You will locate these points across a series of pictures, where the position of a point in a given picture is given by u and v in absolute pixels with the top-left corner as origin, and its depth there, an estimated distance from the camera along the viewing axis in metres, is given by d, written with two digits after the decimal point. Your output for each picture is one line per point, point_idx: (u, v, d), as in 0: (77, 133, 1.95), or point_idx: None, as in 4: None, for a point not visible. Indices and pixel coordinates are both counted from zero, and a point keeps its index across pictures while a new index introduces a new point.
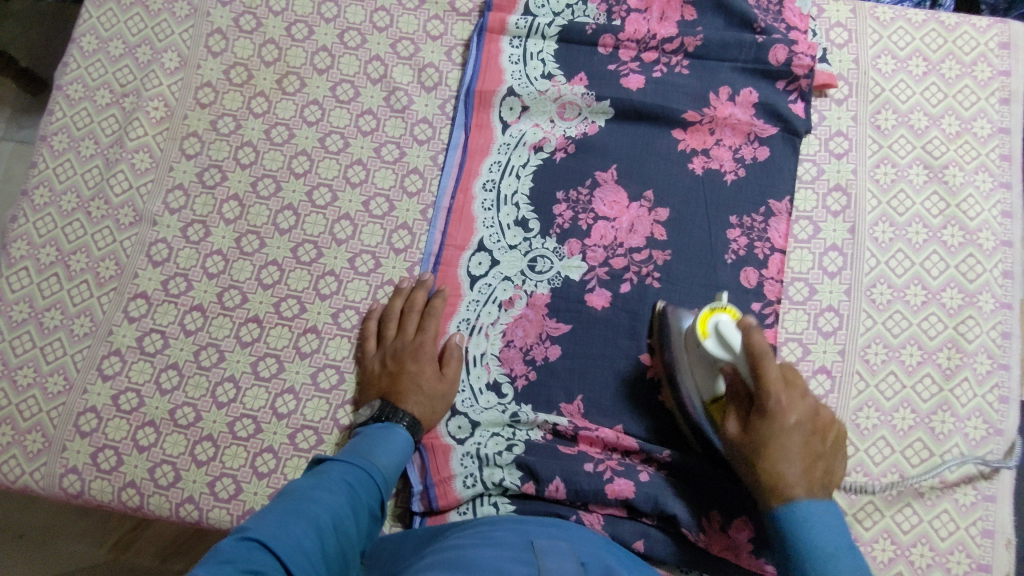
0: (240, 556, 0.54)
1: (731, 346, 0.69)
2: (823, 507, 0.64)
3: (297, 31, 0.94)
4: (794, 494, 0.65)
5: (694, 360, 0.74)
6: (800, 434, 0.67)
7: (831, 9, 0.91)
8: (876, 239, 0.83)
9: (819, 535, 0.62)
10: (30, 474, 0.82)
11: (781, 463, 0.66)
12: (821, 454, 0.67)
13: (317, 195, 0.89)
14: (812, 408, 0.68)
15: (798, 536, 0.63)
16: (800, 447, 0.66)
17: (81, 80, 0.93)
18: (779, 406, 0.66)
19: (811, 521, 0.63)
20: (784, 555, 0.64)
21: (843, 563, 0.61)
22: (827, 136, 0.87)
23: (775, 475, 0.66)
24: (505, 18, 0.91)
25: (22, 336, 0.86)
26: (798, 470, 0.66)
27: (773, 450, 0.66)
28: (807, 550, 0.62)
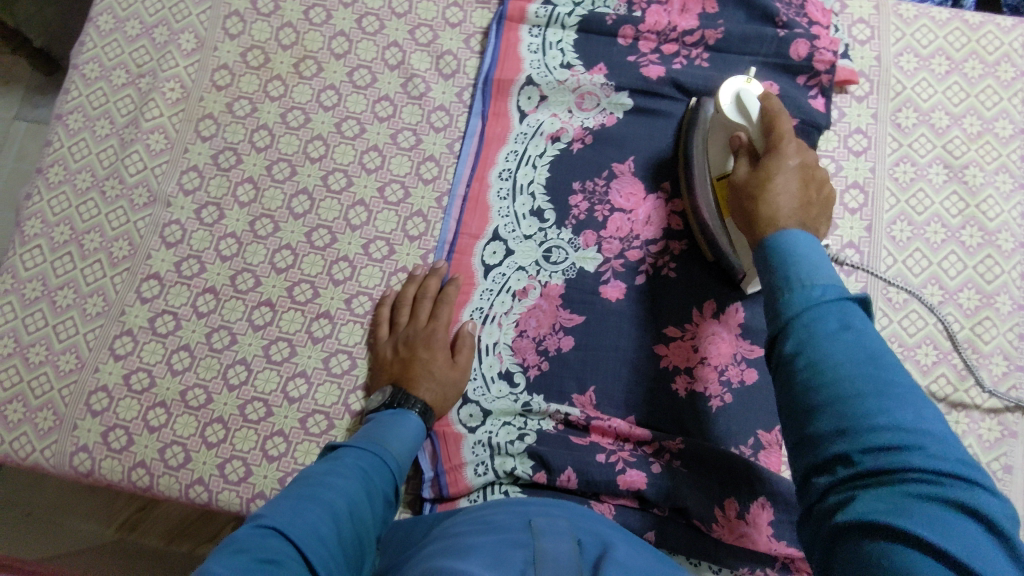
0: (255, 541, 0.54)
1: (750, 114, 0.70)
2: (807, 237, 0.56)
3: (315, 15, 0.94)
4: (782, 223, 0.59)
5: (714, 134, 0.76)
6: (796, 187, 0.63)
7: (853, 6, 0.90)
8: (893, 237, 0.83)
9: (804, 255, 0.54)
10: (41, 452, 0.82)
11: (775, 199, 0.61)
12: (813, 201, 0.63)
13: (332, 180, 0.88)
14: (807, 168, 0.64)
15: (782, 256, 0.55)
16: (793, 185, 0.62)
17: (97, 59, 0.93)
18: (783, 154, 0.64)
19: (799, 246, 0.55)
20: (765, 289, 0.56)
21: (828, 276, 0.52)
22: (846, 132, 0.86)
23: (771, 208, 0.61)
24: (525, 7, 0.90)
25: (34, 314, 0.86)
26: (793, 207, 0.61)
27: (767, 183, 0.63)
28: (789, 266, 0.54)
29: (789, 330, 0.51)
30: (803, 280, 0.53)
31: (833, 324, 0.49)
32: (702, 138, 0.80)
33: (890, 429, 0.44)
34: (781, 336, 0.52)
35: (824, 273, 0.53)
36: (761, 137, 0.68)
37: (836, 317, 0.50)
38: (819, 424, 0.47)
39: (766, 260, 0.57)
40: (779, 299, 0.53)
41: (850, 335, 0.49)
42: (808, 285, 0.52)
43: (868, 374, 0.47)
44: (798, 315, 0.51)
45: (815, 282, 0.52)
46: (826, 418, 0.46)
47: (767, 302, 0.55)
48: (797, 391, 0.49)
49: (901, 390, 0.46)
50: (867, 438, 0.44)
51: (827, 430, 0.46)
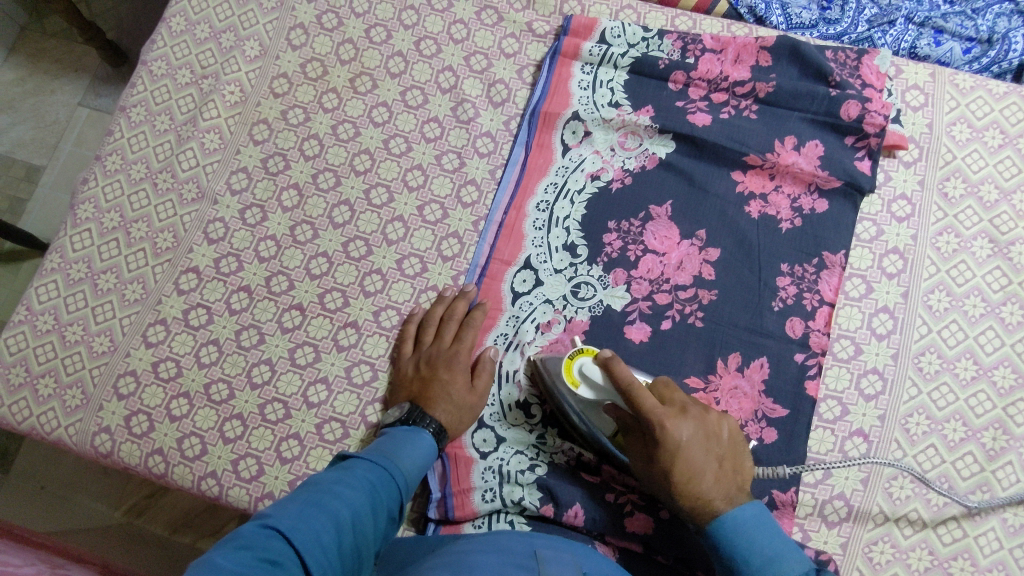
0: (258, 542, 0.55)
1: (595, 381, 0.72)
2: (748, 509, 0.67)
3: (376, 33, 0.97)
4: (716, 508, 0.68)
5: (584, 406, 0.75)
6: (698, 443, 0.69)
7: (910, 71, 0.90)
8: (931, 307, 0.81)
9: (753, 537, 0.65)
10: (65, 428, 0.84)
11: (699, 483, 0.68)
12: (722, 455, 0.70)
13: (374, 194, 0.90)
14: (694, 418, 0.70)
15: (740, 547, 0.65)
16: (692, 436, 0.69)
17: (165, 58, 0.97)
18: (661, 424, 0.67)
19: (745, 531, 0.66)
20: (725, 569, 0.67)
21: (792, 568, 0.64)
22: (891, 197, 0.85)
23: (698, 497, 0.68)
24: (579, 44, 0.92)
25: (76, 294, 0.89)
26: (713, 485, 0.68)
27: (683, 477, 0.68)
28: (751, 567, 0.64)
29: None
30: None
31: None
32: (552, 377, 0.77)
33: None
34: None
35: (784, 560, 0.64)
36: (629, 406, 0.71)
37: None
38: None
39: (717, 545, 0.67)
40: None
41: None
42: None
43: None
44: None
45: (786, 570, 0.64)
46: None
47: None
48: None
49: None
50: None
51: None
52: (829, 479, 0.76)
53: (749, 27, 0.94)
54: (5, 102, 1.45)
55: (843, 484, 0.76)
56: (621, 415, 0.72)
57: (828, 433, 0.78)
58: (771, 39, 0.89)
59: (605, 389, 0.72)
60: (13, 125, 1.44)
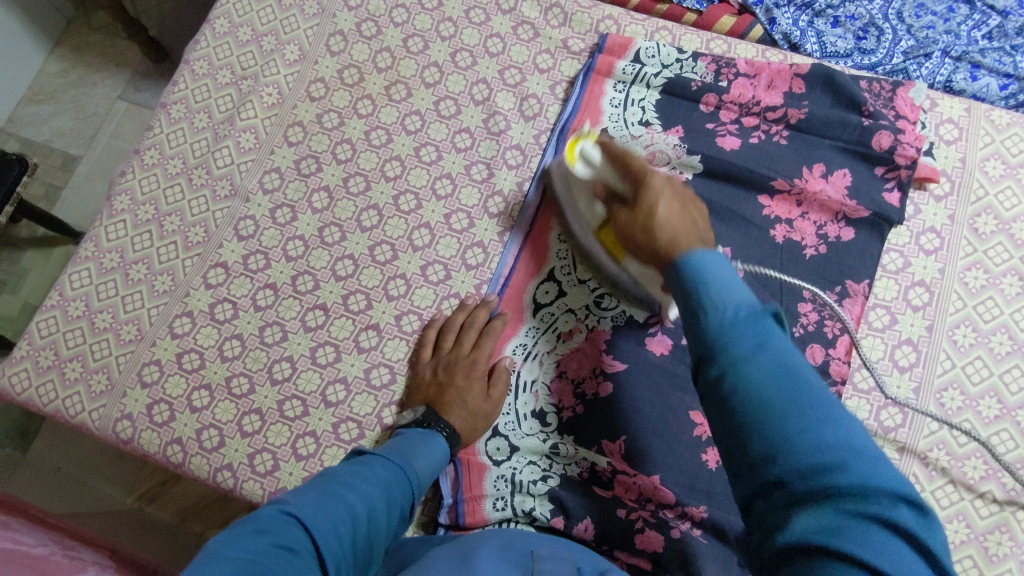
0: (277, 528, 0.54)
1: (592, 157, 0.76)
2: (716, 258, 0.52)
3: (413, 43, 0.98)
4: (682, 250, 0.56)
5: (581, 189, 0.82)
6: (673, 208, 0.63)
7: (945, 105, 0.90)
8: (955, 342, 0.80)
9: (708, 277, 0.51)
10: (88, 413, 0.86)
11: (655, 219, 0.62)
12: (701, 230, 0.61)
13: (402, 200, 0.92)
14: (674, 186, 0.67)
15: (701, 277, 0.51)
16: (666, 202, 0.64)
17: (207, 58, 0.99)
18: (643, 196, 0.66)
19: (708, 272, 0.51)
20: (683, 312, 0.52)
21: (734, 303, 0.49)
22: (919, 230, 0.85)
23: (669, 231, 0.59)
24: (613, 62, 0.92)
25: (107, 282, 0.91)
26: (682, 224, 0.60)
27: (653, 220, 0.62)
28: (708, 290, 0.50)
29: (711, 353, 0.48)
30: (714, 299, 0.50)
31: (750, 345, 0.47)
32: (562, 183, 0.86)
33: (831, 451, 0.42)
34: (707, 364, 0.48)
35: (731, 293, 0.50)
36: (618, 180, 0.73)
37: (752, 333, 0.47)
38: (767, 483, 0.43)
39: (680, 285, 0.53)
40: (699, 317, 0.50)
41: (765, 354, 0.46)
42: (720, 308, 0.49)
43: (794, 402, 0.44)
44: (721, 342, 0.48)
45: (724, 304, 0.49)
46: (770, 483, 0.43)
47: (685, 320, 0.52)
48: (745, 448, 0.45)
49: (832, 414, 0.44)
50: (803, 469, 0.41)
51: (766, 475, 0.43)
52: None
53: (784, 54, 0.94)
54: (48, 92, 1.49)
55: None
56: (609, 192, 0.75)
57: None
58: (806, 66, 0.89)
59: (597, 166, 0.76)
60: (53, 114, 1.48)
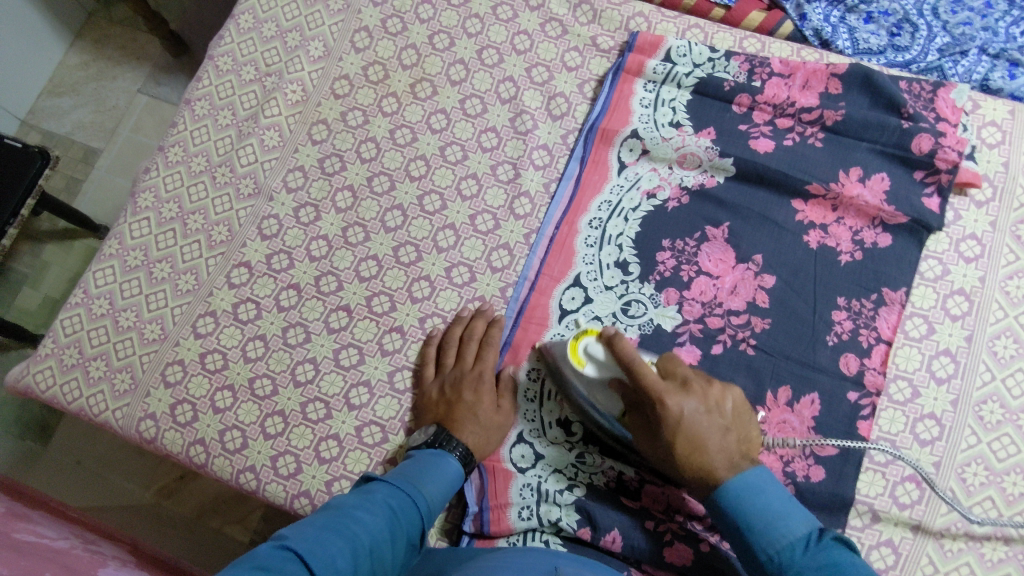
0: (276, 564, 0.53)
1: (598, 360, 0.72)
2: (760, 473, 0.66)
3: (439, 40, 0.97)
4: (720, 479, 0.66)
5: (590, 385, 0.75)
6: (702, 419, 0.68)
7: (987, 107, 0.87)
8: (995, 353, 0.78)
9: (755, 508, 0.63)
10: (112, 412, 0.86)
11: (705, 454, 0.67)
12: (727, 427, 0.69)
13: (427, 201, 0.91)
14: (703, 394, 0.69)
15: (744, 510, 0.64)
16: (697, 417, 0.68)
17: (231, 54, 0.98)
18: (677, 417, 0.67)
19: (746, 497, 0.64)
20: (737, 541, 0.65)
21: (794, 535, 0.62)
22: (959, 236, 0.82)
23: (700, 463, 0.67)
24: (644, 61, 0.90)
25: (131, 281, 0.91)
26: (721, 456, 0.67)
27: (688, 449, 0.67)
28: (754, 534, 0.63)
29: None
30: (769, 550, 0.62)
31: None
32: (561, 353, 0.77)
33: None
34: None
35: (783, 527, 0.62)
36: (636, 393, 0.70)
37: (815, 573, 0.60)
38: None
39: (724, 518, 0.65)
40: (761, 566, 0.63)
41: None
42: (772, 544, 0.62)
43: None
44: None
45: (777, 545, 0.62)
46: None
47: (744, 559, 0.65)
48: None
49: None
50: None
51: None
52: (876, 524, 0.74)
53: (819, 53, 0.92)
54: (69, 85, 1.49)
55: (892, 530, 0.73)
56: (626, 393, 0.71)
57: (880, 476, 0.75)
58: (842, 67, 0.87)
59: (609, 371, 0.72)
60: (74, 107, 1.48)
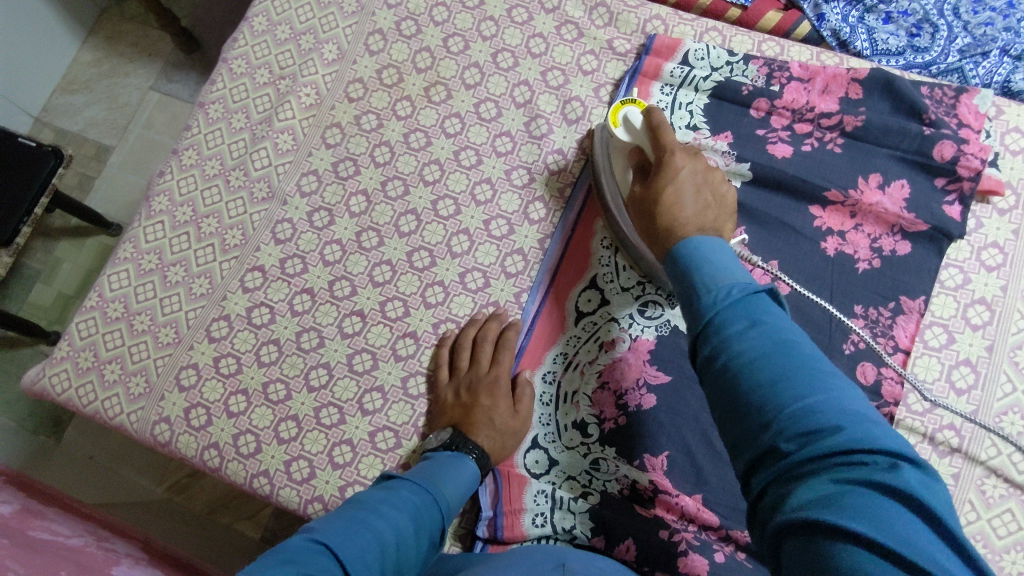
0: (308, 557, 0.54)
1: (633, 127, 0.75)
2: (719, 242, 0.60)
3: (454, 43, 0.96)
4: (686, 233, 0.61)
5: (617, 153, 0.81)
6: (692, 185, 0.67)
7: (1011, 112, 0.85)
8: (1017, 364, 0.77)
9: (708, 256, 0.57)
10: (127, 415, 0.87)
11: (678, 208, 0.65)
12: (709, 204, 0.66)
13: (441, 206, 0.90)
14: (701, 166, 0.69)
15: (694, 257, 0.58)
16: (690, 178, 0.67)
17: (246, 57, 0.98)
18: (668, 162, 0.68)
19: (705, 250, 0.58)
20: (682, 296, 0.58)
21: (737, 283, 0.55)
22: (980, 244, 0.81)
23: (671, 217, 0.64)
24: (660, 65, 0.90)
25: (145, 284, 0.91)
26: (691, 213, 0.64)
27: (668, 195, 0.66)
28: (703, 271, 0.57)
29: (705, 333, 0.53)
30: (709, 281, 0.55)
31: (742, 324, 0.52)
32: (604, 155, 0.84)
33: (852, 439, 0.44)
34: (704, 336, 0.53)
35: (734, 274, 0.56)
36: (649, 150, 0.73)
37: (744, 317, 0.52)
38: (761, 425, 0.47)
39: (677, 265, 0.59)
40: (693, 299, 0.55)
41: (761, 329, 0.51)
42: (718, 289, 0.54)
43: (797, 376, 0.48)
44: (719, 321, 0.53)
45: (721, 284, 0.55)
46: (765, 439, 0.47)
47: (682, 303, 0.57)
48: (735, 398, 0.50)
49: (827, 379, 0.48)
50: (787, 420, 0.46)
51: (760, 446, 0.47)
52: None
53: (839, 57, 0.90)
54: (82, 82, 1.49)
55: None
56: (643, 161, 0.75)
57: None
58: (863, 71, 0.86)
59: (638, 135, 0.75)
60: (87, 105, 1.48)
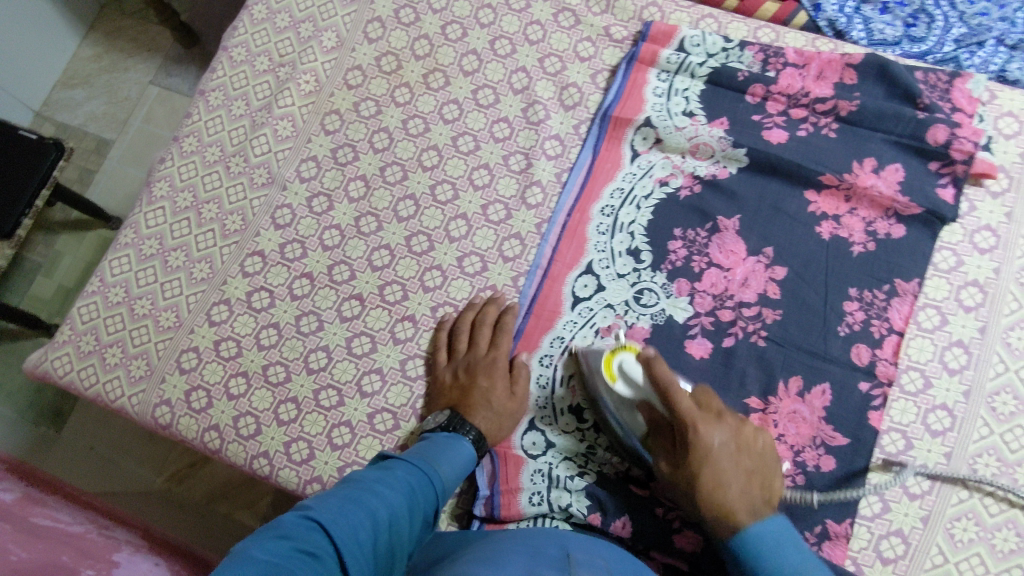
0: (300, 533, 0.55)
1: (636, 381, 0.73)
2: (777, 523, 0.65)
3: (452, 31, 0.97)
4: (741, 520, 0.65)
5: (618, 399, 0.75)
6: (728, 452, 0.67)
7: (1004, 97, 0.86)
8: (1009, 345, 0.78)
9: (778, 556, 0.63)
10: (128, 398, 0.87)
11: (723, 491, 0.66)
12: (752, 469, 0.68)
13: (439, 191, 0.91)
14: (731, 426, 0.69)
15: (757, 563, 0.64)
16: (724, 444, 0.67)
17: (246, 45, 0.99)
18: (696, 431, 0.67)
19: (762, 540, 0.64)
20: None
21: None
22: (974, 227, 0.82)
23: (717, 505, 0.66)
24: (657, 51, 0.90)
25: (146, 269, 0.92)
26: (740, 485, 0.66)
27: (709, 483, 0.66)
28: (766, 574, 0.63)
29: None
30: None
31: None
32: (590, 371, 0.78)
33: None
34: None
35: (799, 562, 0.63)
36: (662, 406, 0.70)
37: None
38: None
39: (734, 550, 0.65)
40: None
41: None
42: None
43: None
44: None
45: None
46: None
47: None
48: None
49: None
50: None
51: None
52: (887, 514, 0.74)
53: (834, 43, 0.91)
54: (82, 77, 1.50)
55: (903, 520, 0.73)
56: (657, 417, 0.72)
57: (891, 467, 0.75)
58: (858, 57, 0.87)
59: (641, 390, 0.73)
60: (87, 99, 1.49)
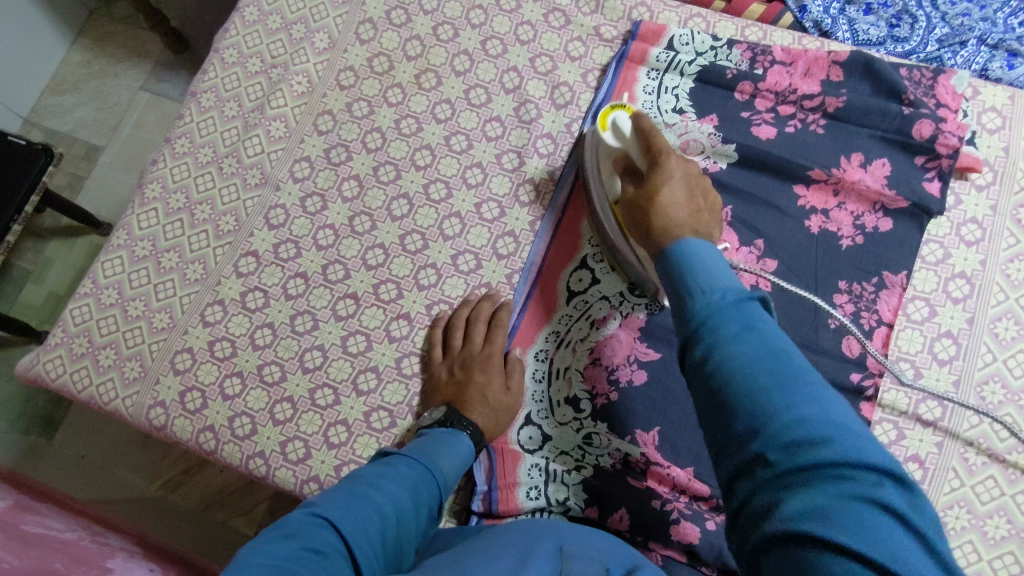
0: (308, 530, 0.54)
1: (621, 133, 0.76)
2: (708, 247, 0.58)
3: (443, 31, 0.98)
4: (679, 236, 0.61)
5: (603, 159, 0.82)
6: (685, 188, 0.68)
7: (987, 93, 0.88)
8: (997, 335, 0.79)
9: (705, 256, 0.56)
10: (122, 400, 0.87)
11: (668, 215, 0.65)
12: (700, 215, 0.67)
13: (433, 190, 0.91)
14: (693, 175, 0.70)
15: (686, 264, 0.56)
16: (683, 182, 0.69)
17: (237, 46, 0.99)
18: (661, 164, 0.70)
19: (697, 254, 0.57)
20: (672, 302, 0.57)
21: (729, 287, 0.54)
22: (960, 221, 0.83)
23: (663, 223, 0.64)
24: (647, 50, 0.91)
25: (139, 271, 0.92)
26: (683, 215, 0.65)
27: (660, 199, 0.66)
28: (691, 277, 0.55)
29: (698, 336, 0.52)
30: (704, 285, 0.54)
31: (737, 328, 0.51)
32: (594, 163, 0.85)
33: (849, 446, 0.44)
34: (692, 344, 0.52)
35: (724, 279, 0.54)
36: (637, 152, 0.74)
37: (738, 319, 0.51)
38: (736, 433, 0.47)
39: (668, 268, 0.58)
40: (686, 298, 0.54)
41: (752, 335, 0.50)
42: (708, 291, 0.53)
43: (774, 381, 0.47)
44: (709, 322, 0.52)
45: (715, 287, 0.54)
46: (749, 448, 0.46)
47: (673, 308, 0.56)
48: (718, 404, 0.49)
49: (804, 381, 0.48)
50: (775, 429, 0.45)
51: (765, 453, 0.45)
52: None
53: (820, 41, 0.93)
54: (72, 83, 1.50)
55: None
56: (630, 164, 0.76)
57: None
58: (844, 54, 0.88)
59: (618, 148, 0.78)
60: (77, 105, 1.49)
